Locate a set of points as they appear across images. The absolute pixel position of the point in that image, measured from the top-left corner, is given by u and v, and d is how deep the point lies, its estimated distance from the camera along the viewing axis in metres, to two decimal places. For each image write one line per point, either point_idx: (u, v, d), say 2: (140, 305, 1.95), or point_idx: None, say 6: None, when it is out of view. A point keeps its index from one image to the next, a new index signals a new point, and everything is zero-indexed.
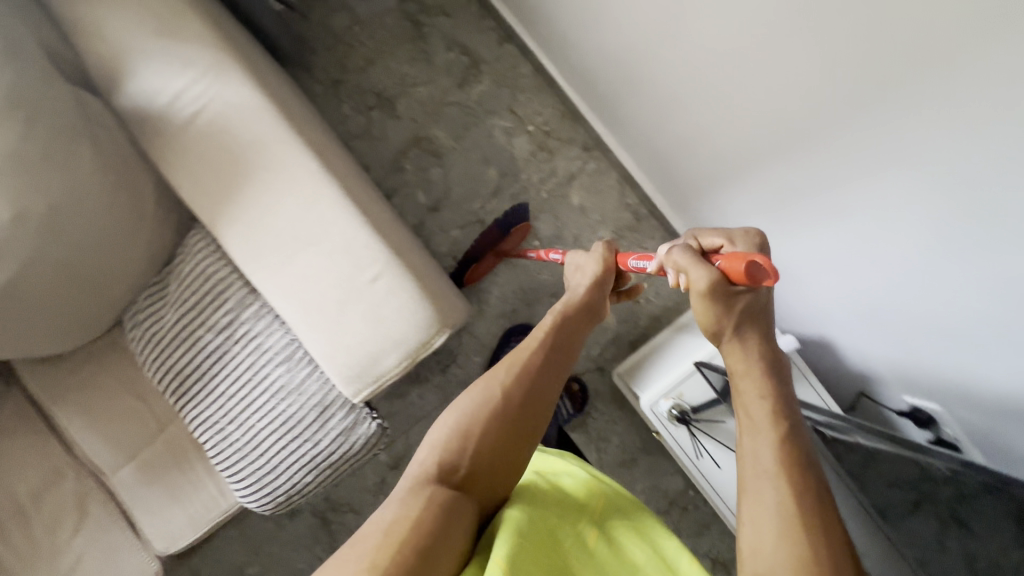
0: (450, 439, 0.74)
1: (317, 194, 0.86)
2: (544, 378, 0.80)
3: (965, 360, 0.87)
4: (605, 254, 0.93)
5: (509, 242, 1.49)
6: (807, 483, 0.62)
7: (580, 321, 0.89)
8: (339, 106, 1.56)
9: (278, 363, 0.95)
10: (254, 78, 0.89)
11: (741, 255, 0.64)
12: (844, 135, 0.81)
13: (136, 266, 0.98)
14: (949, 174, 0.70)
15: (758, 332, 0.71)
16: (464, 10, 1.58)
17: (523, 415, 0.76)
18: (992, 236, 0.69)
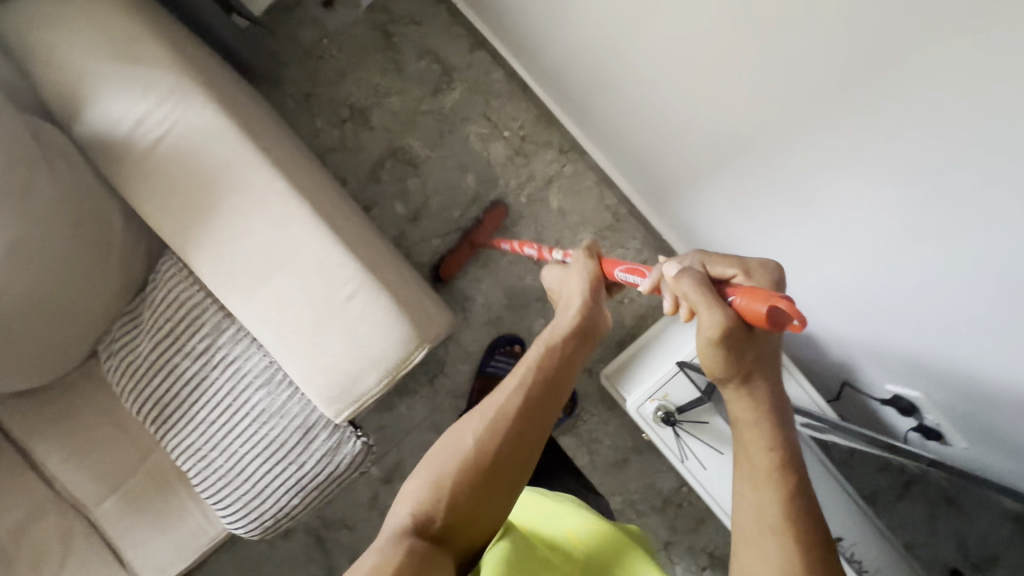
0: (429, 489, 0.70)
1: (287, 215, 0.86)
2: (532, 419, 0.75)
3: (941, 348, 0.89)
4: (590, 266, 0.90)
5: (482, 232, 1.49)
6: (805, 539, 0.63)
7: (573, 347, 0.81)
8: (312, 119, 1.55)
9: (258, 387, 0.94)
10: (217, 99, 0.88)
11: (762, 296, 0.59)
12: (832, 130, 0.80)
13: (107, 295, 0.96)
14: (937, 170, 0.69)
15: (763, 375, 0.68)
16: (434, 17, 1.56)
17: (508, 459, 0.73)
18: (983, 233, 0.69)
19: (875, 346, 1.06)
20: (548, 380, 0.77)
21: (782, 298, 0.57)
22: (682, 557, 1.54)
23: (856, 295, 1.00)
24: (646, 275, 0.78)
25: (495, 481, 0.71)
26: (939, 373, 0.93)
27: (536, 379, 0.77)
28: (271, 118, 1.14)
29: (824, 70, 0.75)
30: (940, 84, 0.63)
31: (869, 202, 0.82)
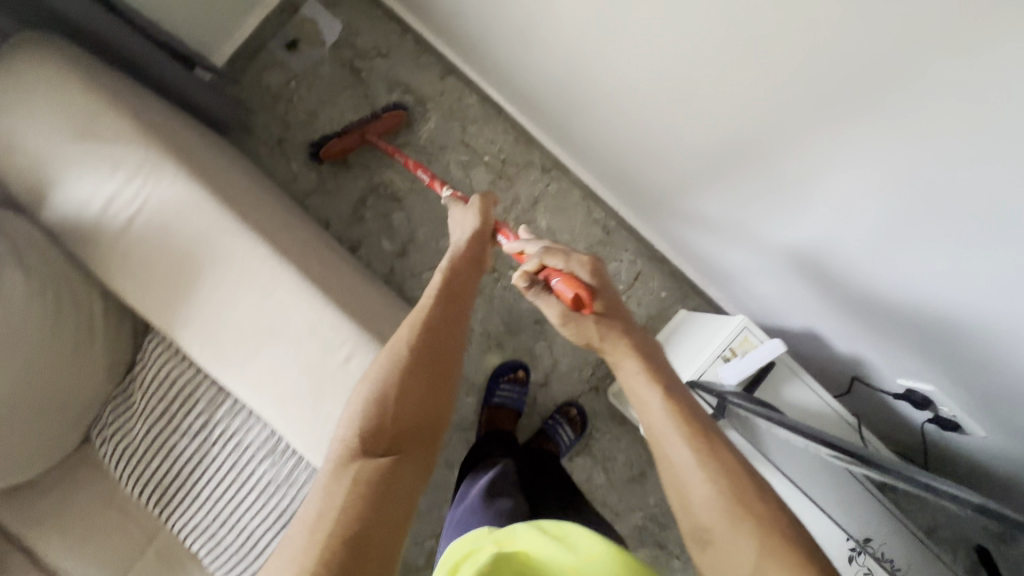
0: (364, 412, 0.67)
1: (274, 282, 0.83)
2: (445, 333, 0.76)
3: (932, 329, 0.90)
4: (481, 206, 0.94)
5: (375, 128, 1.46)
6: (696, 422, 0.67)
7: (467, 272, 0.86)
8: (287, 164, 1.52)
9: (262, 458, 0.92)
10: (189, 170, 0.84)
11: (569, 285, 0.76)
12: (830, 136, 0.78)
13: (94, 381, 0.93)
14: (945, 177, 0.67)
15: (611, 317, 0.79)
16: (400, 48, 1.54)
17: (431, 366, 0.72)
18: (993, 236, 0.67)
19: (815, 287, 1.09)
20: (454, 301, 0.80)
21: (581, 289, 0.76)
22: None
23: (863, 294, 0.99)
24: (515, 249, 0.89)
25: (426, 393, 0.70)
26: (952, 367, 0.92)
27: (442, 300, 0.79)
28: (246, 174, 1.11)
29: (808, 83, 0.74)
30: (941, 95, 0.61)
31: (868, 209, 0.82)
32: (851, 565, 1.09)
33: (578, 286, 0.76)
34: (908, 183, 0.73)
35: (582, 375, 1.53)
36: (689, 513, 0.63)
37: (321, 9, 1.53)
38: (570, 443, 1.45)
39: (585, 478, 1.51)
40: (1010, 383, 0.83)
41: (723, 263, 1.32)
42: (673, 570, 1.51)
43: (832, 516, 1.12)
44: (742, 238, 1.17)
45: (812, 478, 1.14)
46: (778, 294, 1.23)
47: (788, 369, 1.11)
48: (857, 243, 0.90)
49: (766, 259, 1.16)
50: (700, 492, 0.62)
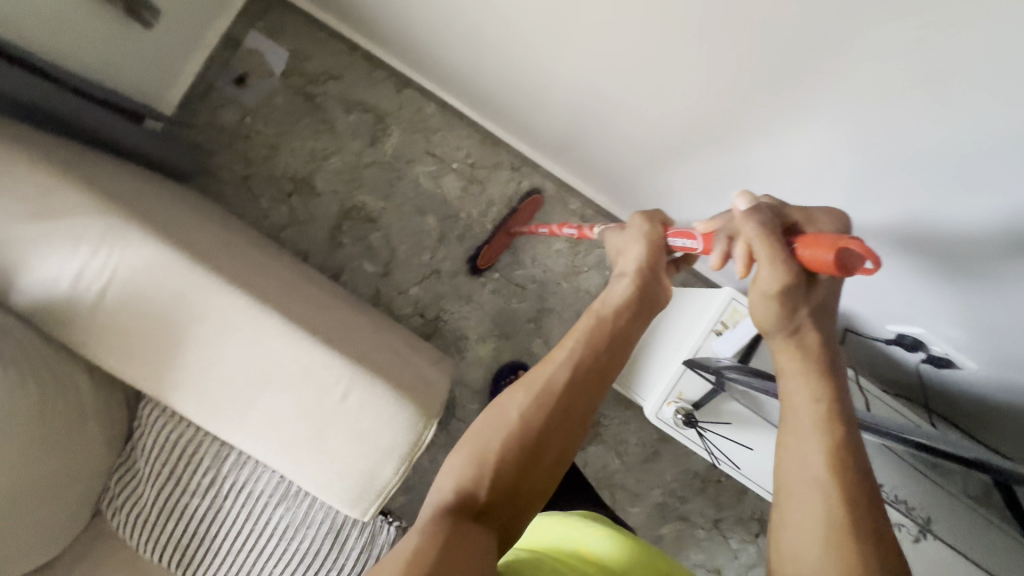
0: (467, 467, 0.66)
1: (258, 330, 0.82)
2: (574, 397, 0.70)
3: (900, 268, 0.93)
4: (648, 231, 0.79)
5: (518, 220, 1.49)
6: (857, 496, 0.55)
7: (623, 320, 0.74)
8: (256, 202, 1.50)
9: (276, 504, 0.91)
10: (153, 231, 0.83)
11: (828, 241, 0.53)
12: (780, 104, 0.79)
13: (94, 454, 0.92)
14: (899, 128, 0.69)
15: (821, 329, 0.63)
16: (351, 67, 1.51)
17: (546, 439, 0.68)
18: (949, 175, 0.69)
19: None
20: (597, 351, 0.72)
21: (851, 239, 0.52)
22: (734, 529, 1.54)
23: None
24: (696, 237, 0.72)
25: (534, 460, 0.67)
26: (930, 305, 0.95)
27: (583, 351, 0.72)
28: (215, 221, 1.10)
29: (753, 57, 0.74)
30: (884, 52, 0.62)
31: (830, 170, 0.85)
32: None
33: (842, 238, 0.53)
34: (867, 142, 0.75)
35: None
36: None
37: (265, 39, 1.50)
38: None
39: (600, 465, 1.53)
40: (987, 321, 0.85)
41: None
42: (699, 540, 1.53)
43: None
44: (709, 212, 1.17)
45: None
46: None
47: None
48: (823, 204, 0.92)
49: None
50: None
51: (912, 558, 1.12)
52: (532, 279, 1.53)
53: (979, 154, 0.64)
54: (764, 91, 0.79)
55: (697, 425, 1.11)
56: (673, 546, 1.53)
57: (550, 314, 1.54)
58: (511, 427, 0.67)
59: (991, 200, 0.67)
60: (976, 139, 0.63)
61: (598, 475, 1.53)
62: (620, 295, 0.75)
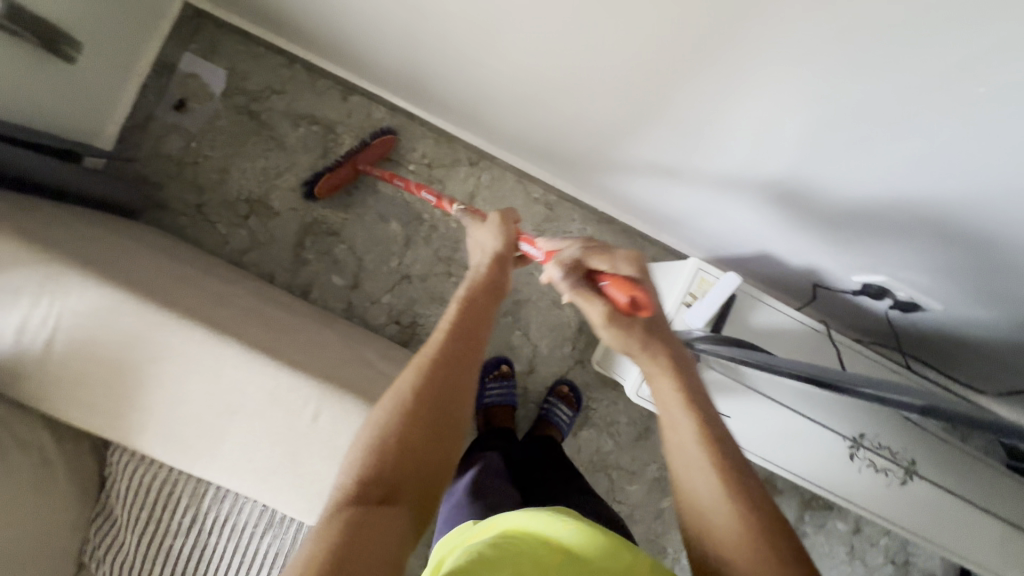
0: (363, 457, 0.60)
1: (218, 361, 0.80)
2: (461, 370, 0.68)
3: (852, 218, 0.94)
4: (504, 227, 0.85)
5: (367, 156, 1.43)
6: (728, 458, 0.65)
7: (490, 301, 0.77)
8: (213, 228, 1.46)
9: (263, 534, 0.90)
10: (95, 271, 0.80)
11: (625, 287, 0.68)
12: (711, 78, 0.78)
13: (69, 507, 0.89)
14: (828, 88, 0.68)
15: (661, 337, 0.73)
16: (292, 79, 1.48)
17: (438, 416, 0.64)
18: (885, 125, 0.70)
19: (753, 212, 1.10)
20: (475, 328, 0.72)
21: (637, 290, 0.67)
22: None
23: (811, 207, 0.97)
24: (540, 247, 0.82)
25: (435, 436, 0.63)
26: (889, 250, 0.97)
27: (460, 330, 0.71)
28: (167, 254, 1.07)
29: (676, 32, 0.72)
30: (799, 22, 0.60)
31: (769, 136, 0.84)
32: (855, 462, 1.14)
33: (633, 287, 0.68)
34: (798, 108, 0.74)
35: (565, 353, 1.54)
36: (711, 540, 0.61)
37: (200, 59, 1.45)
38: (569, 420, 1.45)
39: (594, 448, 1.53)
40: (966, 251, 0.84)
41: (669, 208, 1.31)
42: None
43: (829, 427, 1.14)
44: (672, 181, 1.17)
45: (799, 399, 1.14)
46: (722, 227, 1.25)
47: (750, 297, 1.12)
48: (788, 161, 0.88)
49: (699, 197, 1.17)
50: (721, 532, 0.60)
51: (902, 504, 1.15)
52: None
53: (943, 90, 0.60)
54: (704, 63, 0.76)
55: None
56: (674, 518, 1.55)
57: (526, 305, 1.54)
58: (406, 408, 0.63)
59: (966, 128, 0.63)
60: (938, 78, 0.59)
61: (594, 459, 1.53)
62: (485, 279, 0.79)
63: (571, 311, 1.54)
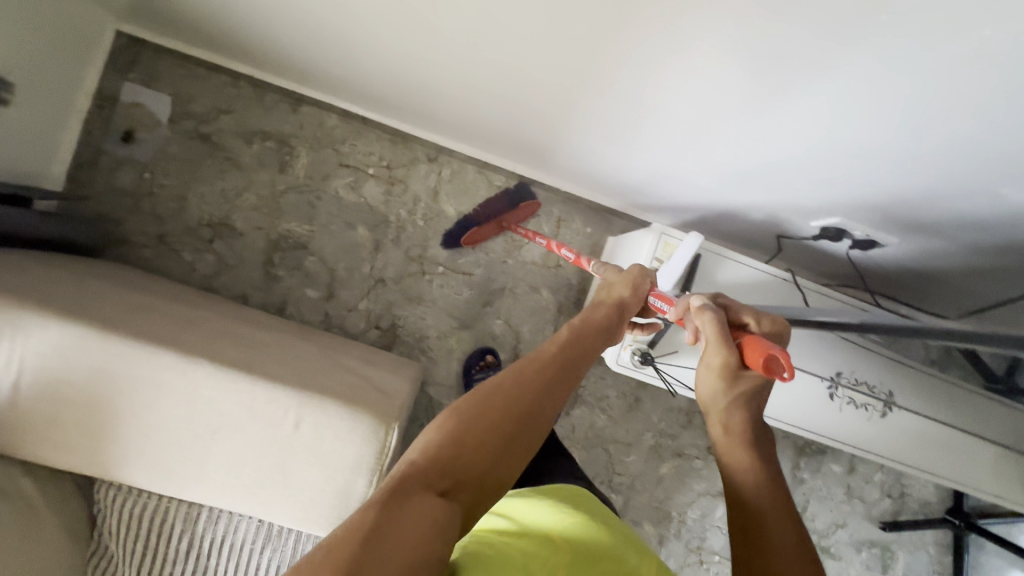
0: (447, 441, 0.56)
1: (191, 383, 0.80)
2: (558, 396, 0.65)
3: (796, 165, 0.96)
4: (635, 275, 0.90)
5: (512, 216, 1.48)
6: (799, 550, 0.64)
7: (598, 330, 0.77)
8: (178, 257, 1.45)
9: (262, 548, 0.91)
10: (53, 310, 0.78)
11: (766, 345, 0.65)
12: (632, 40, 0.78)
13: (63, 551, 0.88)
14: (744, 35, 0.68)
15: (750, 410, 0.74)
16: (239, 98, 1.46)
17: (525, 431, 0.60)
18: (804, 65, 0.70)
19: (705, 172, 1.12)
20: (574, 357, 0.70)
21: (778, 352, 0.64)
22: None
23: (759, 161, 0.99)
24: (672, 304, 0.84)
25: (507, 449, 0.58)
26: (838, 191, 1.00)
27: (566, 354, 0.70)
28: (129, 286, 1.06)
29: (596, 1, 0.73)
30: None
31: (704, 90, 0.84)
32: (835, 401, 1.18)
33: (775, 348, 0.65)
34: (722, 59, 0.75)
35: (548, 335, 1.55)
36: None
37: (142, 89, 1.43)
38: None
39: (587, 425, 1.55)
40: (911, 179, 0.87)
41: (629, 180, 1.33)
42: (697, 469, 1.60)
43: (808, 370, 1.17)
44: (623, 152, 1.18)
45: None
46: (680, 191, 1.27)
47: (715, 255, 1.14)
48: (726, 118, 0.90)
49: (653, 164, 1.19)
50: None
51: (886, 434, 1.20)
52: (477, 264, 1.53)
53: (851, 27, 0.60)
54: (628, 29, 0.76)
55: (654, 362, 1.15)
56: (673, 482, 1.59)
57: (504, 293, 1.54)
58: (498, 409, 0.59)
59: (878, 63, 0.65)
60: (842, 12, 0.59)
61: (589, 435, 1.55)
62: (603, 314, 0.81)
63: (548, 294, 1.56)
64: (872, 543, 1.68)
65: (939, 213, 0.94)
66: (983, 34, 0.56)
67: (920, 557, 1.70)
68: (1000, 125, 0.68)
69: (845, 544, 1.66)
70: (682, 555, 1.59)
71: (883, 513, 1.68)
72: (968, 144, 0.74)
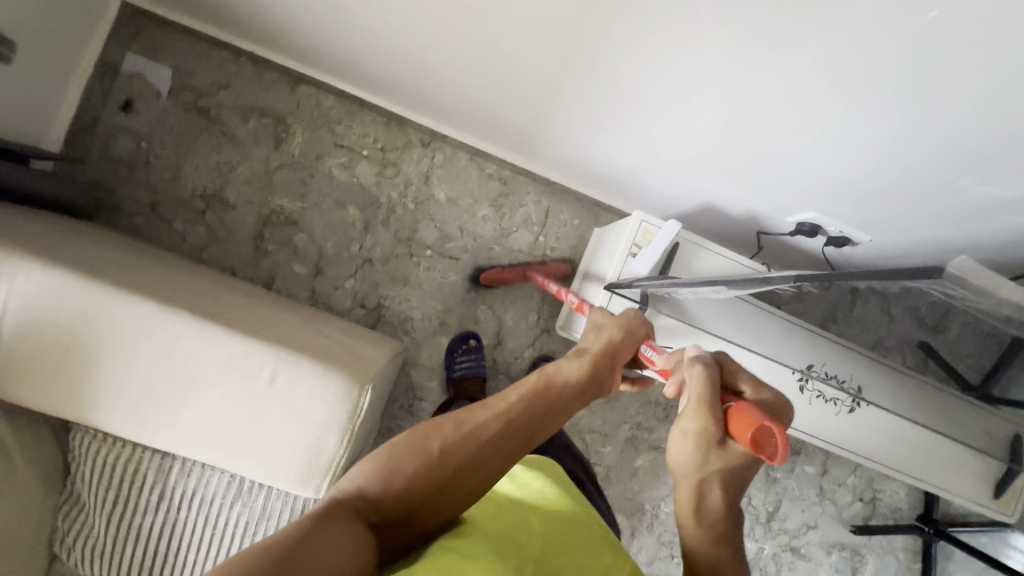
0: (383, 471, 0.58)
1: (170, 334, 0.82)
2: (509, 445, 0.63)
3: (773, 157, 0.98)
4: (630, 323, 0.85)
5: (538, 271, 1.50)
6: None
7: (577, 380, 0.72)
8: (170, 226, 1.47)
9: (232, 504, 0.93)
10: (39, 255, 0.80)
11: (760, 416, 0.57)
12: (608, 20, 0.80)
13: (34, 496, 0.90)
14: (720, 16, 0.70)
15: (728, 486, 0.65)
16: (239, 74, 1.49)
17: (465, 475, 0.60)
18: (774, 47, 0.71)
19: (689, 164, 1.14)
20: (540, 407, 0.67)
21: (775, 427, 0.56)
22: None
23: (747, 159, 1.03)
24: (664, 356, 0.80)
25: (439, 492, 0.59)
26: (814, 186, 1.02)
27: (532, 405, 0.67)
28: (118, 246, 1.07)
29: None
30: None
31: (680, 75, 0.86)
32: (805, 394, 1.20)
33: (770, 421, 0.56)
34: (697, 41, 0.76)
35: (531, 323, 1.58)
36: None
37: (144, 60, 1.45)
38: None
39: None
40: (883, 174, 0.90)
41: (617, 171, 1.35)
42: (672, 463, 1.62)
43: (780, 358, 1.19)
44: (610, 140, 1.20)
45: (749, 334, 1.19)
46: (664, 184, 1.30)
47: (692, 245, 1.16)
48: (709, 113, 0.93)
49: (640, 154, 1.21)
50: None
51: (852, 428, 1.22)
52: (464, 249, 1.55)
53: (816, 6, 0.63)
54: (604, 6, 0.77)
55: None
56: (648, 475, 1.61)
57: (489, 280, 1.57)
58: (438, 453, 0.59)
59: (849, 46, 0.67)
60: None
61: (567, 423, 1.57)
62: (592, 360, 0.76)
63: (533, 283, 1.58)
64: (842, 546, 1.70)
65: (912, 211, 0.98)
66: (927, 17, 0.59)
67: (888, 563, 1.72)
68: (956, 115, 0.71)
69: (816, 546, 1.68)
70: (653, 548, 1.60)
71: (854, 517, 1.70)
72: (925, 137, 0.77)
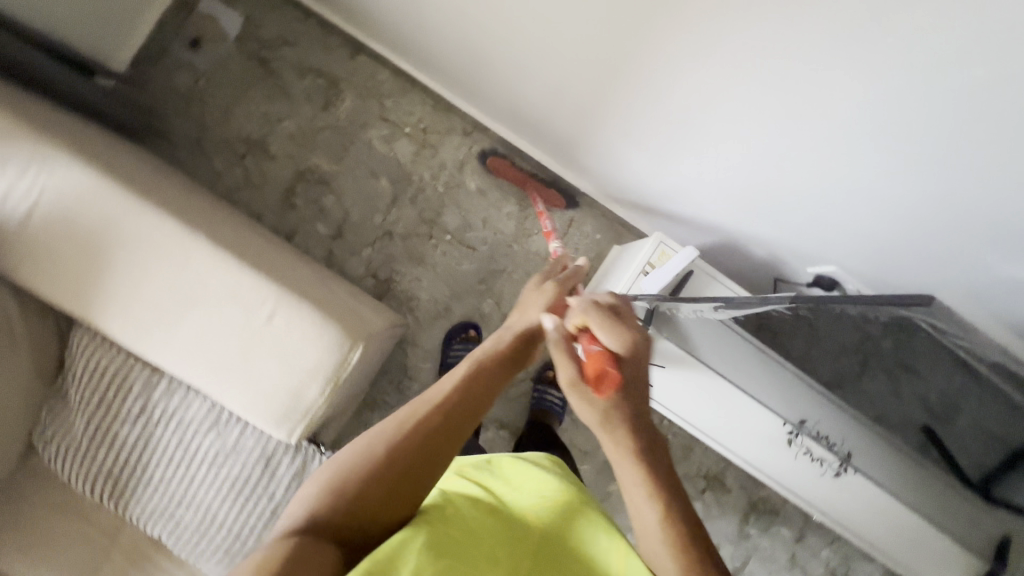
0: (331, 488, 0.63)
1: (185, 253, 0.84)
2: (445, 431, 0.69)
3: (800, 202, 0.98)
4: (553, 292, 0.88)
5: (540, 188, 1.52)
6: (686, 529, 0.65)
7: (502, 365, 0.77)
8: (209, 163, 1.52)
9: (206, 431, 0.95)
10: (83, 156, 0.84)
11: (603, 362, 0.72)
12: (653, 38, 0.82)
13: (25, 384, 0.93)
14: (758, 47, 0.71)
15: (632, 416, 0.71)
16: (305, 34, 1.54)
17: (412, 467, 0.66)
18: (806, 86, 0.73)
19: (716, 196, 1.15)
20: (473, 396, 0.72)
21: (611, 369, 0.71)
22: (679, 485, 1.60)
23: (769, 197, 1.03)
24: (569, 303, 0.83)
25: (397, 490, 0.65)
26: (838, 239, 1.02)
27: (461, 395, 0.71)
28: (156, 168, 1.12)
29: None
30: None
31: (711, 104, 0.88)
32: (792, 448, 1.20)
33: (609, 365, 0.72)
34: (733, 71, 0.78)
35: None
36: None
37: (221, 5, 1.52)
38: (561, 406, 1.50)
39: None
40: (908, 236, 0.89)
41: (647, 192, 1.36)
42: None
43: (770, 406, 1.20)
44: (643, 160, 1.22)
45: (743, 376, 1.19)
46: (690, 213, 1.30)
47: (705, 275, 1.17)
48: (739, 146, 0.94)
49: (670, 179, 1.22)
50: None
51: (832, 491, 1.21)
52: (483, 241, 1.57)
53: (857, 49, 0.64)
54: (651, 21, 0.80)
55: None
56: (620, 502, 1.58)
57: (501, 275, 1.58)
58: (378, 458, 0.65)
59: (886, 96, 0.67)
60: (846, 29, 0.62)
61: None
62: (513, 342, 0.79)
63: None
64: None
65: (936, 281, 0.96)
66: (977, 72, 0.59)
67: None
68: (990, 182, 0.70)
69: None
70: None
71: None
72: (956, 203, 0.77)
